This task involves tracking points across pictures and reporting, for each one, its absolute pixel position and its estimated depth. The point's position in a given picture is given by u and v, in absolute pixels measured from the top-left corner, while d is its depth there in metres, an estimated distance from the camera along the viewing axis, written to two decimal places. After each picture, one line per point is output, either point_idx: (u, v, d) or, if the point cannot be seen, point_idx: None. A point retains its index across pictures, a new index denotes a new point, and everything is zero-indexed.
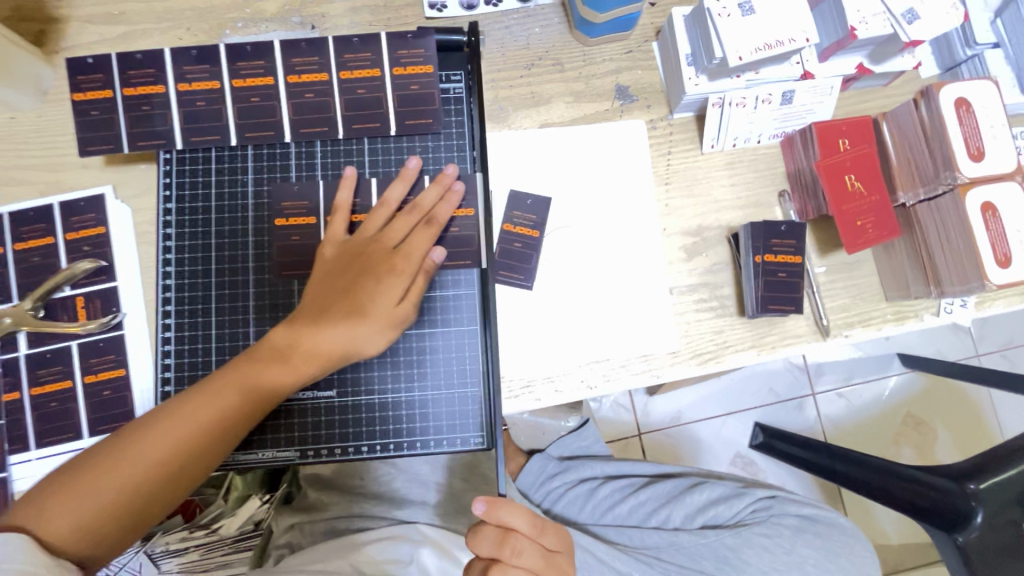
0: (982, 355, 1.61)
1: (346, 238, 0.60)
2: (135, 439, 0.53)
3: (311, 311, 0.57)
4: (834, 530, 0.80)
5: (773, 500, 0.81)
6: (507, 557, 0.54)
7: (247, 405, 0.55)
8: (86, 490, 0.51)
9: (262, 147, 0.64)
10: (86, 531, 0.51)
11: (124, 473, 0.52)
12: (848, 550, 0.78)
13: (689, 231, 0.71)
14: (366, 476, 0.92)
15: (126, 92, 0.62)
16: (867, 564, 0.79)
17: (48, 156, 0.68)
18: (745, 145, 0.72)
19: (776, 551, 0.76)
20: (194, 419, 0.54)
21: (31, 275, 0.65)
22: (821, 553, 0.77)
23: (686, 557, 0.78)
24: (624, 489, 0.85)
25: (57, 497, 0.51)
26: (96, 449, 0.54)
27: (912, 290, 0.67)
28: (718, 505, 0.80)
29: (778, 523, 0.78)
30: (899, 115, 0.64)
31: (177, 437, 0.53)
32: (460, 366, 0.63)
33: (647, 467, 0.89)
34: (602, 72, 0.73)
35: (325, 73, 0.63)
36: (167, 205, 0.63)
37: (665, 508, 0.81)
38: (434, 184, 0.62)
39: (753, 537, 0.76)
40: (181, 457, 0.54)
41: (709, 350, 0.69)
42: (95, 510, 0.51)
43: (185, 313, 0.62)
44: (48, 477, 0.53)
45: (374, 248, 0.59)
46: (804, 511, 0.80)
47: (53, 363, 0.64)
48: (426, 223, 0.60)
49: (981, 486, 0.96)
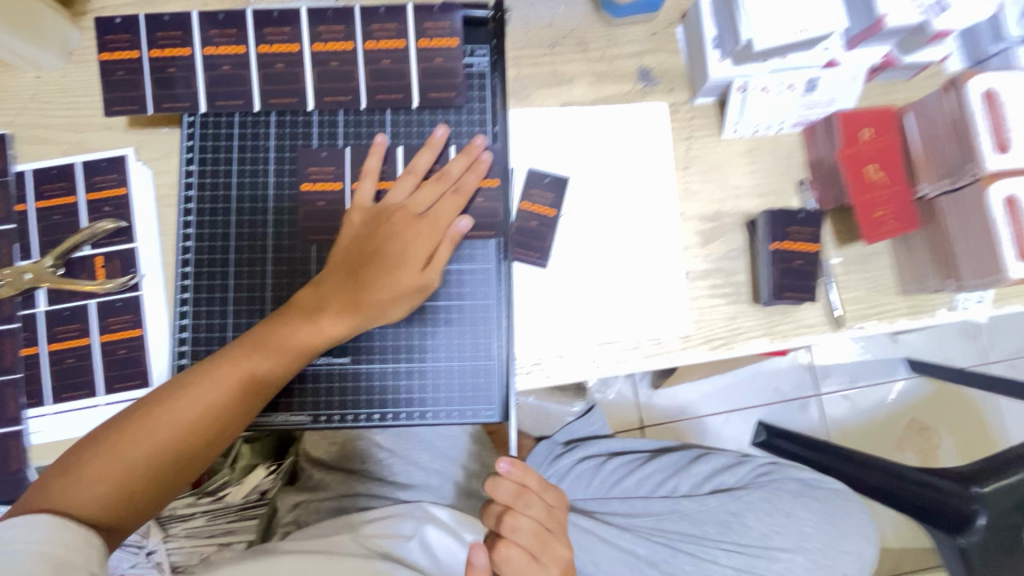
0: (990, 363, 1.60)
1: (373, 205, 0.61)
2: (165, 402, 0.54)
3: (335, 277, 0.58)
4: (829, 496, 0.86)
5: (774, 465, 0.86)
6: (519, 510, 0.56)
7: (273, 369, 0.56)
8: (120, 450, 0.52)
9: (285, 113, 0.64)
10: (123, 488, 0.52)
11: (154, 440, 0.53)
12: (843, 513, 0.85)
13: (706, 216, 0.71)
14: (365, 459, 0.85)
15: (152, 53, 0.62)
16: (861, 527, 0.86)
17: (72, 116, 0.69)
18: (766, 133, 0.72)
19: (777, 515, 0.82)
20: (220, 385, 0.54)
21: (52, 233, 0.66)
22: (818, 514, 0.84)
23: (689, 524, 0.82)
24: (631, 462, 0.87)
25: (89, 466, 0.52)
26: (128, 412, 0.55)
27: (929, 283, 0.67)
28: (722, 473, 0.85)
29: (778, 488, 0.84)
30: (926, 105, 0.63)
31: (205, 400, 0.54)
32: (474, 339, 0.64)
33: (650, 443, 0.91)
34: (625, 54, 0.73)
35: (350, 42, 0.63)
36: (189, 167, 0.64)
37: (673, 479, 0.84)
38: (461, 155, 0.63)
39: (754, 501, 0.82)
40: (209, 422, 0.54)
41: (721, 336, 0.69)
42: (131, 477, 0.52)
43: (203, 275, 0.63)
44: (72, 450, 0.54)
45: (400, 216, 0.60)
46: (802, 477, 0.86)
47: (72, 321, 0.65)
48: (454, 192, 0.62)
49: (986, 490, 0.95)
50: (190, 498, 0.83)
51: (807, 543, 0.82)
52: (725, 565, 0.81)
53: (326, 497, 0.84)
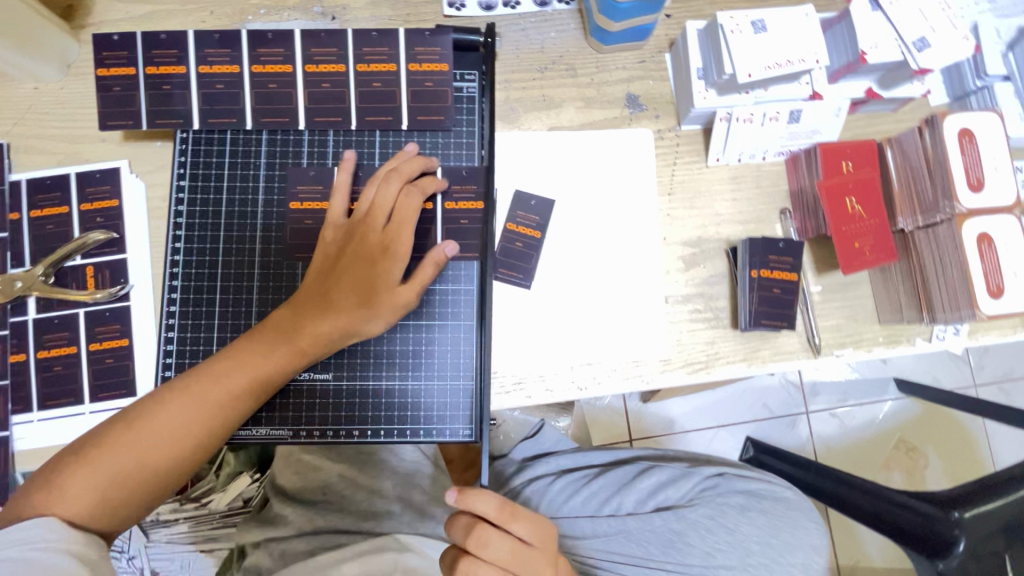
0: (979, 386, 1.61)
1: (344, 221, 0.62)
2: (143, 419, 0.55)
3: (311, 297, 0.59)
4: (777, 505, 0.83)
5: (720, 478, 0.83)
6: (473, 548, 0.56)
7: (252, 386, 0.57)
8: (99, 465, 0.53)
9: (276, 132, 0.66)
10: (103, 503, 0.53)
11: (137, 455, 0.54)
12: (789, 523, 0.81)
13: (688, 242, 0.72)
14: (330, 489, 0.85)
15: (148, 70, 0.64)
16: (812, 539, 0.82)
17: (67, 127, 0.70)
18: (750, 160, 0.73)
19: (719, 532, 0.79)
20: (204, 403, 0.56)
21: (45, 242, 0.67)
22: (764, 528, 0.80)
23: (634, 545, 0.80)
24: (579, 480, 0.84)
25: (70, 482, 0.53)
26: (106, 427, 0.56)
27: (903, 314, 0.68)
28: (667, 489, 0.82)
29: (723, 502, 0.81)
30: (905, 140, 0.65)
31: (185, 417, 0.55)
32: (454, 359, 0.65)
33: (602, 455, 0.90)
34: (614, 80, 0.74)
35: (342, 64, 0.64)
36: (181, 182, 0.65)
37: (617, 496, 0.82)
38: (411, 159, 0.63)
39: (697, 519, 0.79)
40: (191, 439, 0.55)
41: (700, 360, 0.70)
42: (115, 491, 0.53)
43: (190, 288, 0.64)
44: (55, 462, 0.55)
45: (366, 228, 0.60)
46: (748, 488, 0.83)
47: (60, 329, 0.66)
48: (409, 192, 0.61)
49: (965, 515, 0.97)
50: (174, 504, 0.84)
51: (754, 557, 0.79)
52: None
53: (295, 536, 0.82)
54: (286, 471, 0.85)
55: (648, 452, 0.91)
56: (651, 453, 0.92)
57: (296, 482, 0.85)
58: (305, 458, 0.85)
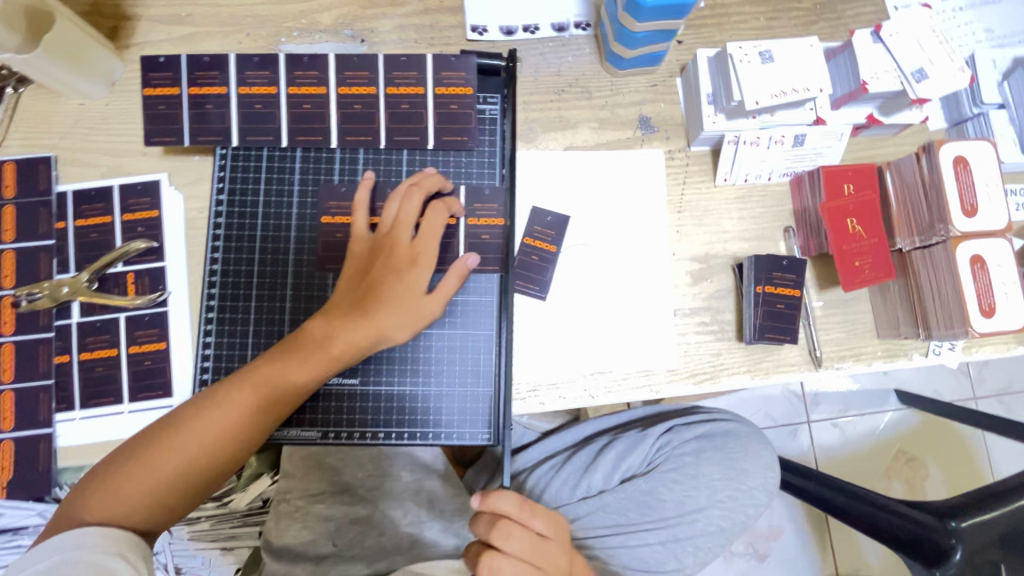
0: (978, 398, 1.63)
1: (369, 235, 0.66)
2: (186, 424, 0.58)
3: (342, 308, 0.63)
4: (728, 440, 0.86)
5: (671, 433, 0.84)
6: (496, 542, 0.58)
7: (287, 393, 0.61)
8: (146, 468, 0.57)
9: (310, 150, 0.70)
10: (152, 503, 0.57)
11: (181, 458, 0.58)
12: (741, 453, 0.85)
13: (696, 257, 0.76)
14: (341, 538, 0.82)
15: (191, 90, 0.68)
16: (763, 460, 0.87)
17: (111, 141, 0.74)
18: (756, 181, 0.77)
19: (685, 481, 0.82)
20: (243, 409, 0.59)
21: (89, 250, 0.71)
22: (721, 464, 0.84)
23: (614, 516, 0.81)
24: (551, 471, 0.85)
25: (120, 484, 0.56)
26: (151, 432, 0.59)
27: (901, 330, 0.71)
28: (628, 458, 0.81)
29: (681, 456, 0.83)
30: (903, 166, 0.68)
31: (225, 422, 0.59)
32: (475, 366, 0.69)
33: (564, 439, 0.89)
34: (627, 103, 0.78)
35: (372, 87, 0.68)
36: (219, 196, 0.69)
37: (585, 477, 0.82)
38: (414, 183, 0.66)
39: (665, 477, 0.82)
40: (229, 444, 0.59)
41: (706, 371, 0.74)
42: (162, 492, 0.57)
43: (227, 296, 0.68)
44: (102, 466, 0.58)
45: (393, 243, 0.64)
46: (699, 432, 0.84)
47: (102, 332, 0.70)
48: (434, 207, 0.66)
49: (961, 525, 1.00)
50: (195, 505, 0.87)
51: (720, 493, 0.83)
52: (654, 544, 0.81)
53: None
54: (286, 527, 0.82)
55: (605, 421, 0.90)
56: (608, 420, 0.90)
57: (298, 542, 0.82)
58: (310, 510, 0.82)
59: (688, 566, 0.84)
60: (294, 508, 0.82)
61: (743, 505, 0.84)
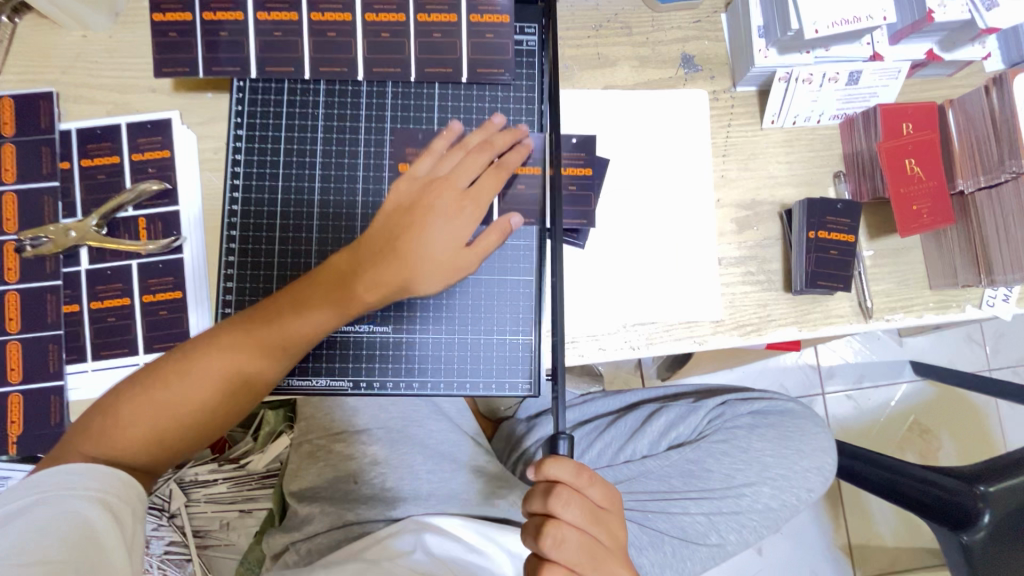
0: (994, 369, 1.61)
1: (421, 176, 0.61)
2: (196, 357, 0.55)
3: (373, 246, 0.58)
4: (784, 419, 0.84)
5: (725, 405, 0.83)
6: (558, 512, 0.50)
7: (305, 332, 0.57)
8: (151, 400, 0.53)
9: (335, 82, 0.65)
10: (154, 438, 0.53)
11: (187, 393, 0.54)
12: (798, 433, 0.83)
13: (741, 204, 0.72)
14: (361, 477, 0.78)
15: (205, 16, 0.63)
16: (823, 444, 0.84)
17: (118, 76, 0.69)
18: (804, 124, 0.73)
19: (735, 453, 0.79)
20: (257, 346, 0.55)
21: (96, 192, 0.67)
22: (774, 442, 0.81)
23: (656, 482, 0.78)
24: (591, 433, 0.84)
25: (123, 415, 0.53)
26: (161, 362, 0.56)
27: (959, 278, 0.68)
28: (678, 426, 0.80)
29: (732, 427, 0.81)
30: (968, 101, 0.65)
31: (236, 357, 0.55)
32: (515, 312, 0.65)
33: (609, 404, 0.89)
34: (669, 39, 0.73)
35: (402, 14, 0.63)
36: (237, 132, 0.65)
37: (631, 442, 0.81)
38: (507, 132, 0.62)
39: (712, 447, 0.79)
40: (244, 384, 0.56)
41: (752, 322, 0.70)
42: (166, 429, 0.54)
43: (248, 239, 0.64)
44: (103, 400, 0.55)
45: (443, 188, 0.59)
46: (754, 408, 0.83)
47: (113, 280, 0.66)
48: (497, 168, 0.60)
49: (991, 490, 0.88)
50: (213, 464, 0.94)
51: (773, 473, 0.80)
52: (697, 514, 0.77)
53: (319, 532, 0.77)
54: (302, 471, 0.81)
55: (655, 392, 0.89)
56: (658, 392, 0.89)
57: (317, 481, 0.80)
58: (332, 448, 0.80)
59: (730, 544, 0.79)
60: (316, 447, 0.81)
61: (794, 486, 0.80)
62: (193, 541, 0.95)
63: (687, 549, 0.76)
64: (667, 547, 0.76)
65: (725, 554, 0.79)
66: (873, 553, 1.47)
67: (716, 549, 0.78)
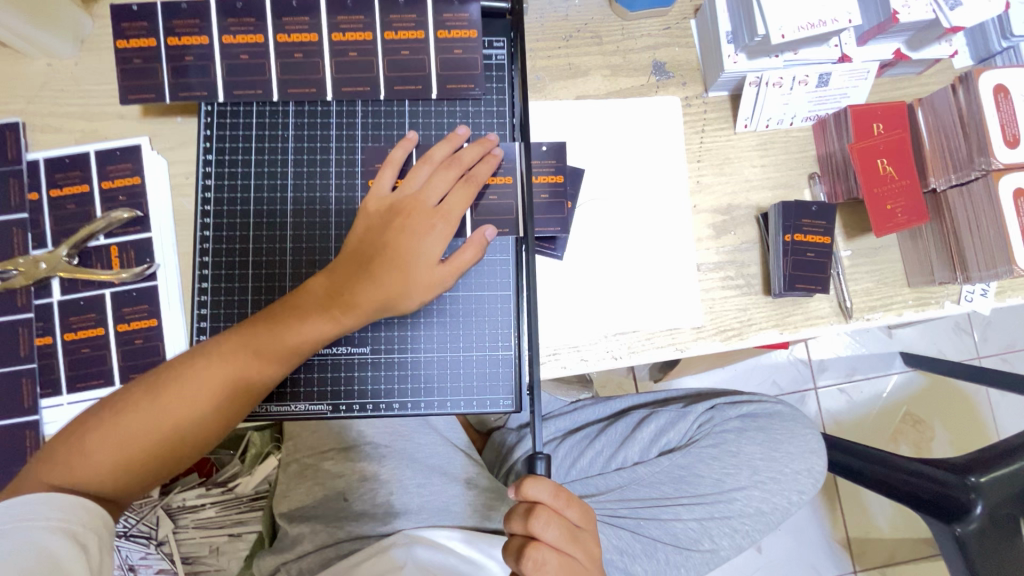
0: (982, 357, 1.62)
1: (389, 194, 0.60)
2: (169, 382, 0.54)
3: (348, 267, 0.58)
4: (772, 421, 0.84)
5: (713, 410, 0.83)
6: (538, 535, 0.50)
7: (278, 356, 0.56)
8: (121, 426, 0.53)
9: (304, 104, 0.64)
10: (122, 465, 0.52)
11: (157, 419, 0.53)
12: (787, 435, 0.83)
13: (718, 209, 0.72)
14: (351, 493, 0.77)
15: (169, 41, 0.62)
16: (810, 445, 0.84)
17: (86, 104, 0.68)
18: (778, 126, 0.73)
19: (724, 458, 0.79)
20: (230, 369, 0.55)
21: (66, 223, 0.66)
22: (763, 445, 0.81)
23: (646, 488, 0.78)
24: (581, 442, 0.84)
25: (91, 442, 0.52)
26: (134, 387, 0.55)
27: (936, 275, 0.69)
28: (668, 432, 0.80)
29: (721, 432, 0.81)
30: (936, 100, 0.66)
31: (210, 382, 0.54)
32: (494, 329, 0.65)
33: (600, 411, 0.88)
34: (639, 47, 0.73)
35: (369, 32, 0.63)
36: (207, 157, 0.64)
37: (622, 449, 0.81)
38: (475, 145, 0.62)
39: (701, 452, 0.79)
40: (216, 409, 0.55)
41: (733, 327, 0.70)
42: (134, 456, 0.53)
43: (221, 265, 0.63)
44: (71, 427, 0.54)
45: (415, 207, 0.59)
46: (742, 411, 0.83)
47: (87, 311, 0.65)
48: (466, 181, 0.60)
49: (983, 479, 0.86)
50: (200, 488, 0.93)
51: (763, 476, 0.80)
52: (689, 520, 0.76)
53: (310, 551, 0.76)
54: (289, 492, 0.80)
55: (645, 397, 0.89)
56: (648, 396, 0.89)
57: (306, 500, 0.79)
58: (319, 467, 0.80)
59: (723, 549, 0.78)
60: (304, 466, 0.81)
61: (785, 489, 0.80)
62: (183, 567, 0.95)
63: (680, 555, 0.75)
64: (661, 554, 0.75)
65: (718, 559, 0.79)
66: (871, 545, 1.47)
67: (710, 556, 0.78)
